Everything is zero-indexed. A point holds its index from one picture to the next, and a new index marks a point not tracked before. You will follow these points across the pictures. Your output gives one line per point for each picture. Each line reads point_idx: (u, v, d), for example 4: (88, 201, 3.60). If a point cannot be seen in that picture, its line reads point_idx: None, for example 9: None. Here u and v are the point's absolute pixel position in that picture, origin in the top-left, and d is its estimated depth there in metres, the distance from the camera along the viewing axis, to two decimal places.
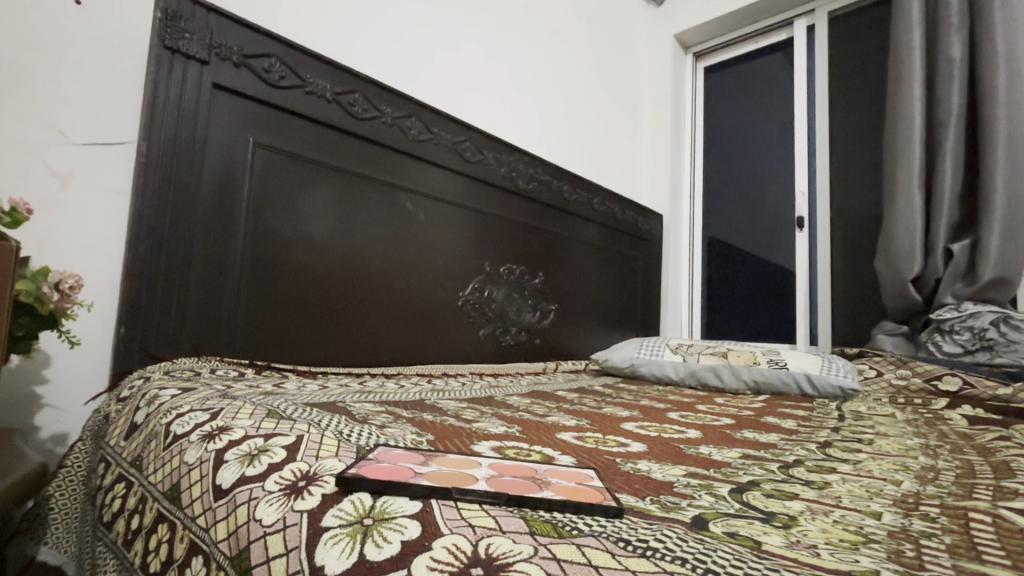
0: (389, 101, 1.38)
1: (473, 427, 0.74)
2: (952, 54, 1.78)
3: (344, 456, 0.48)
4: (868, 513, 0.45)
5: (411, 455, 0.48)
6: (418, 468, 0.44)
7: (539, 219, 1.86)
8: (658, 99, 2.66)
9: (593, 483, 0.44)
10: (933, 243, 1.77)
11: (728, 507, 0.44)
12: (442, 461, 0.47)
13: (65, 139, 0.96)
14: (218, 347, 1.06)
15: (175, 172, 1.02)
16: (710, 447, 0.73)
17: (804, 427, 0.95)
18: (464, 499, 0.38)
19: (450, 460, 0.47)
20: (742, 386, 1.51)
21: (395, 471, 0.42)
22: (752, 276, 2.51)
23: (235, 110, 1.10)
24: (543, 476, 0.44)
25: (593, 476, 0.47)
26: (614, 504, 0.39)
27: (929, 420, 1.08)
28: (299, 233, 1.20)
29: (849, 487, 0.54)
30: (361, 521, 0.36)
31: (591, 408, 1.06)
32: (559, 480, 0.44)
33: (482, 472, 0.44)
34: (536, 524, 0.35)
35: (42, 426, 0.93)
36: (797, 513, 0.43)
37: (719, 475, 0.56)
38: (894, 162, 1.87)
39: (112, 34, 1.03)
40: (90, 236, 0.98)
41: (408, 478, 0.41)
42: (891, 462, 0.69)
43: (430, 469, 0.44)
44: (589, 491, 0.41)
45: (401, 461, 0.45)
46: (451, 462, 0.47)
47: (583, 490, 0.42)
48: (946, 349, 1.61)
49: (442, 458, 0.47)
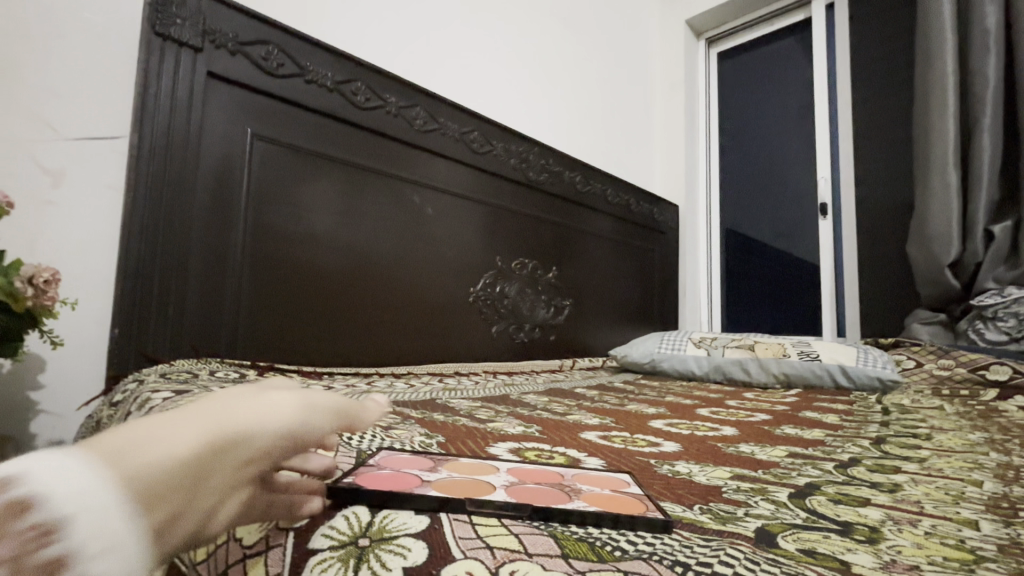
0: (394, 90, 1.33)
1: (488, 428, 0.68)
2: (987, 24, 1.69)
3: (343, 462, 0.42)
4: (963, 523, 0.38)
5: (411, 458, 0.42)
6: (423, 472, 0.38)
7: (551, 211, 1.80)
8: (671, 87, 2.58)
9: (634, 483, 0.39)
10: (973, 225, 1.67)
11: (793, 517, 0.37)
12: (452, 465, 0.40)
13: (55, 134, 0.92)
14: (218, 348, 1.01)
15: (168, 165, 0.96)
16: (751, 444, 0.66)
17: (849, 423, 0.87)
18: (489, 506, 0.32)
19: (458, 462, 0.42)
20: (770, 379, 1.43)
21: (396, 477, 0.36)
22: (773, 267, 2.42)
23: (232, 101, 1.05)
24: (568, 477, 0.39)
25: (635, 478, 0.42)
26: (660, 513, 0.32)
27: (983, 413, 0.99)
28: (302, 228, 1.15)
29: (925, 490, 0.46)
30: (355, 542, 0.29)
31: (614, 405, 0.99)
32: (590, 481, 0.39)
33: (500, 479, 0.37)
34: (570, 543, 0.29)
35: (38, 434, 0.89)
36: (878, 523, 0.36)
37: (770, 477, 0.49)
38: (927, 140, 1.77)
39: (103, 23, 0.99)
40: (83, 234, 0.94)
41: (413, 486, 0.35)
42: (961, 459, 0.61)
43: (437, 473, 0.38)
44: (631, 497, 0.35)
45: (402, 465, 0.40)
46: (459, 464, 0.41)
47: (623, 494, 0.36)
48: (988, 338, 1.53)
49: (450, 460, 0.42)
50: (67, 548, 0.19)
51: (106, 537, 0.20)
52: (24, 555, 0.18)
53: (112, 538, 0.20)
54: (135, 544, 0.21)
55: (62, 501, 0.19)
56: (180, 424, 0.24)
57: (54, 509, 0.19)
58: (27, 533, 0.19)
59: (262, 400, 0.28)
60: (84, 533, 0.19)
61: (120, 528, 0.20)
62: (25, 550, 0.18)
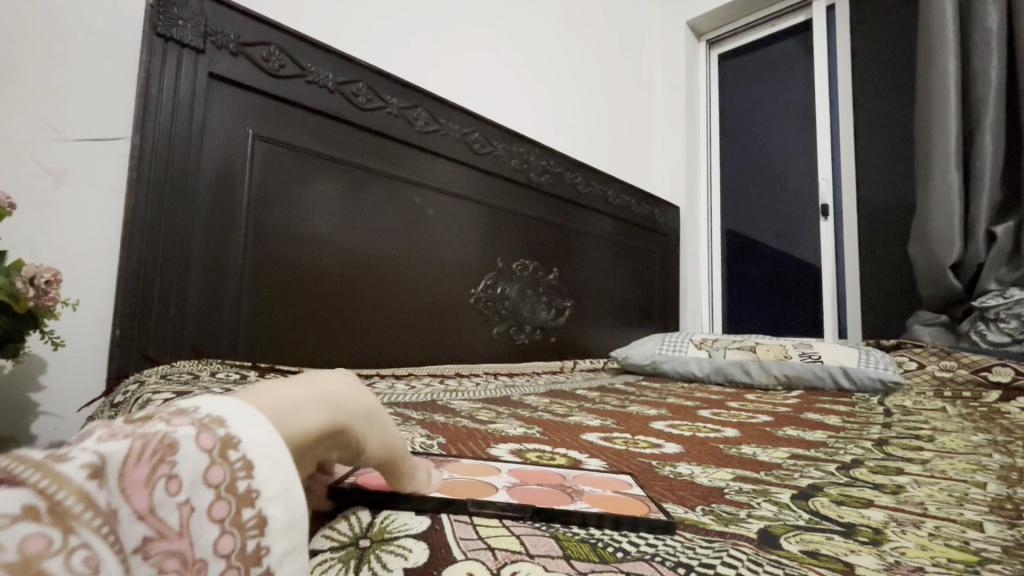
0: (395, 91, 1.33)
1: (490, 429, 0.68)
2: (988, 25, 1.69)
3: None
4: (967, 524, 0.37)
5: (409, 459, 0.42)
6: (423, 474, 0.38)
7: (551, 212, 1.80)
8: (672, 88, 2.58)
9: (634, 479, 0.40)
10: (974, 226, 1.67)
11: (796, 518, 0.37)
12: (454, 466, 0.41)
13: (58, 135, 0.92)
14: (219, 348, 1.01)
15: (171, 166, 0.97)
16: (753, 446, 0.66)
17: (851, 424, 0.87)
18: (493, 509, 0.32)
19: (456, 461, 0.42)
20: (772, 381, 1.42)
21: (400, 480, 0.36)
22: (774, 268, 2.42)
23: (233, 102, 1.05)
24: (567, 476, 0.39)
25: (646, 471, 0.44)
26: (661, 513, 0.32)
27: (986, 414, 0.99)
28: (304, 229, 1.15)
29: (928, 492, 0.46)
30: (355, 543, 0.29)
31: (615, 407, 0.99)
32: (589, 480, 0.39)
33: (501, 480, 0.37)
34: (572, 544, 0.29)
35: (38, 434, 0.89)
36: (882, 525, 0.36)
37: (772, 479, 0.49)
38: (928, 141, 1.77)
39: (105, 24, 0.99)
40: (85, 234, 0.94)
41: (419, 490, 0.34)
42: (964, 461, 0.61)
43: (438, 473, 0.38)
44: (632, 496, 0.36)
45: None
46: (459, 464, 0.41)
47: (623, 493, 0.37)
48: (990, 339, 1.52)
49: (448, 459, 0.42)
50: (258, 485, 0.23)
51: (281, 481, 0.24)
52: (233, 484, 0.23)
53: (285, 484, 0.24)
54: (296, 493, 0.25)
55: (256, 442, 0.24)
56: (314, 402, 0.28)
57: (250, 448, 0.24)
58: (236, 463, 0.23)
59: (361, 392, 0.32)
60: (268, 473, 0.24)
61: (287, 476, 0.24)
62: (235, 478, 0.23)
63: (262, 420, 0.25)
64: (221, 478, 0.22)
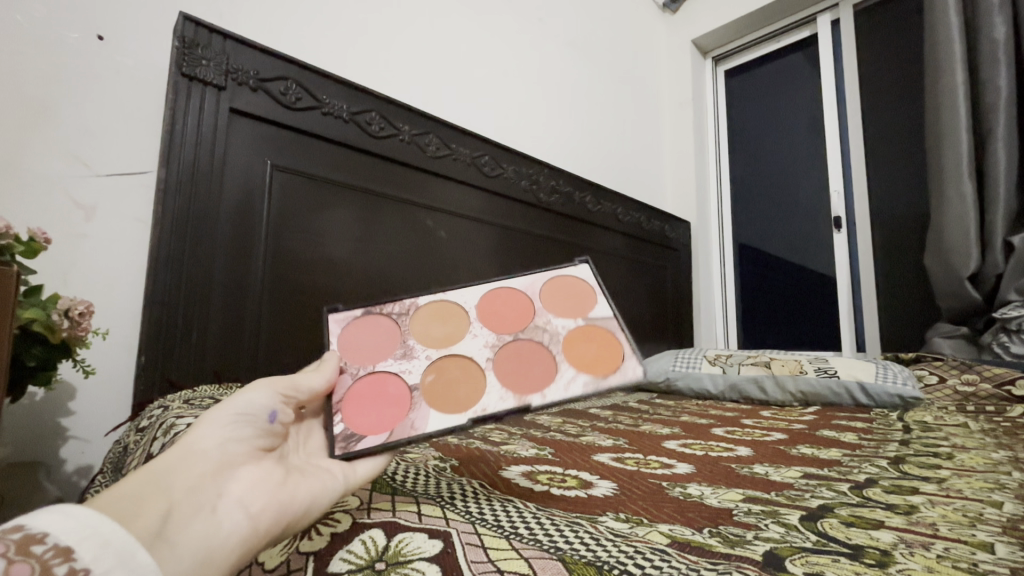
0: (407, 118, 1.37)
1: (501, 450, 0.70)
2: (994, 35, 1.69)
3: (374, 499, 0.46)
4: (977, 545, 0.37)
5: (376, 330, 0.56)
6: (403, 369, 0.52)
7: (563, 231, 1.82)
8: (679, 106, 2.61)
9: (593, 319, 0.57)
10: (991, 236, 1.65)
11: (802, 540, 0.37)
12: (423, 338, 0.55)
13: (89, 170, 0.97)
14: (239, 372, 1.04)
15: (194, 198, 1.01)
16: (765, 465, 0.66)
17: (867, 441, 0.86)
18: (499, 409, 0.48)
19: (424, 324, 0.57)
20: (788, 397, 1.41)
21: (381, 384, 0.51)
22: (789, 281, 2.39)
23: (253, 134, 1.10)
24: (544, 335, 0.55)
25: (594, 285, 0.61)
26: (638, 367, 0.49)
27: (1009, 429, 0.97)
28: (319, 254, 1.18)
29: (941, 512, 0.46)
30: (372, 566, 0.32)
31: (628, 426, 0.99)
32: (558, 332, 0.56)
33: (482, 354, 0.54)
34: (577, 566, 0.30)
35: (67, 458, 0.92)
36: (890, 546, 0.36)
37: (782, 499, 0.49)
38: (940, 152, 1.76)
39: (134, 65, 1.05)
40: (112, 265, 0.99)
41: (409, 401, 0.49)
42: (981, 479, 0.60)
43: (415, 360, 0.53)
44: (599, 351, 0.53)
45: (379, 355, 0.54)
46: (429, 334, 0.56)
47: (589, 347, 0.54)
48: (1014, 351, 1.49)
49: (415, 326, 0.56)
50: (80, 564, 0.27)
51: (111, 554, 0.29)
52: (50, 569, 0.26)
53: (117, 554, 0.29)
54: (135, 554, 0.30)
55: (65, 533, 0.28)
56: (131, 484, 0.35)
57: (62, 538, 0.27)
58: (45, 555, 0.27)
59: (189, 450, 0.39)
60: (91, 552, 0.28)
61: (119, 546, 0.29)
62: (49, 564, 0.26)
63: (78, 513, 0.29)
64: (32, 569, 0.26)
